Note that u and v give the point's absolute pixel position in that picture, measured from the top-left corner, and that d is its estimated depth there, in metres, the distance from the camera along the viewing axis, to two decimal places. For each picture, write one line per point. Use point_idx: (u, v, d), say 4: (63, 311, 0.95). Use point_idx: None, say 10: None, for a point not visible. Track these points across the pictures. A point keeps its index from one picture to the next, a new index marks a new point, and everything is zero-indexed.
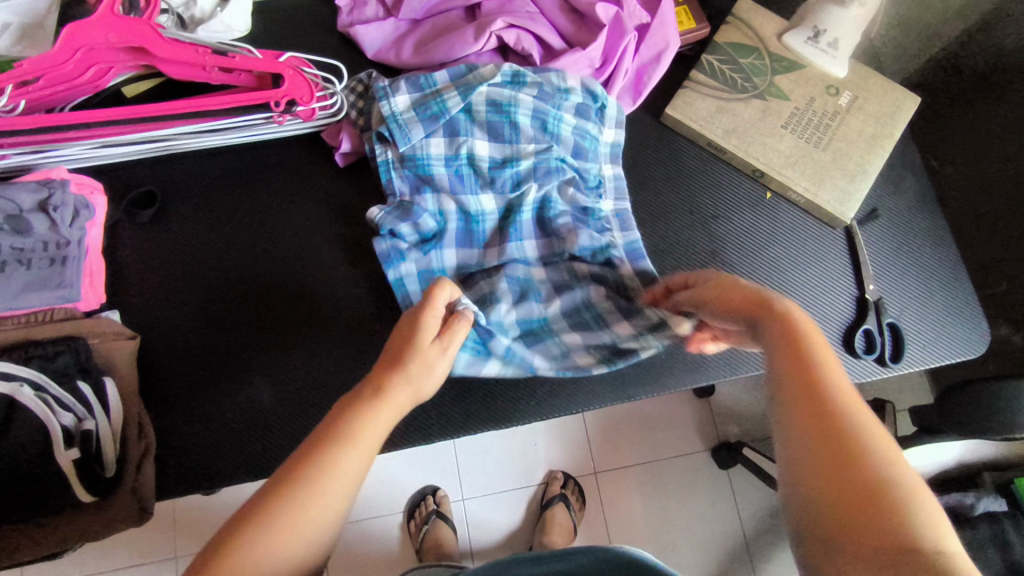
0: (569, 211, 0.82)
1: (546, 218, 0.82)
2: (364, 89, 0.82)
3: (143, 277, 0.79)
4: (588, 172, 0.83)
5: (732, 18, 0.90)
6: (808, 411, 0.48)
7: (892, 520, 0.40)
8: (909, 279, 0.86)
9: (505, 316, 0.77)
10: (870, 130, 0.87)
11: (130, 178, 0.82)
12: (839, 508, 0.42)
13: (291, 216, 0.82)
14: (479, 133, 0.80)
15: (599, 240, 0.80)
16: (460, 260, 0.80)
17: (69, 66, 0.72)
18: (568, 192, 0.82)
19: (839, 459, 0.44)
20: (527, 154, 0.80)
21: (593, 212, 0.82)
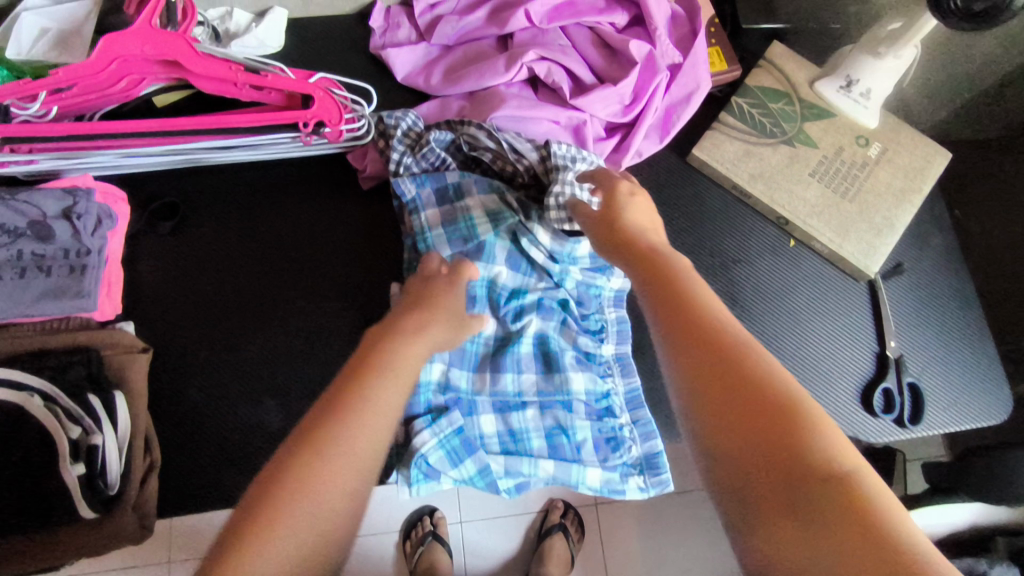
0: (571, 351, 0.80)
1: (550, 354, 0.79)
2: (384, 145, 0.80)
3: (161, 289, 0.78)
4: (590, 318, 0.82)
5: (764, 62, 0.90)
6: (694, 347, 0.50)
7: (791, 450, 0.43)
8: (931, 338, 0.84)
9: (486, 428, 0.78)
10: (899, 183, 0.85)
11: (154, 188, 0.82)
12: (744, 436, 0.45)
13: (312, 236, 0.82)
14: (501, 260, 0.79)
15: (599, 387, 0.79)
16: (452, 376, 0.78)
17: (103, 75, 0.72)
18: (570, 333, 0.80)
19: (728, 386, 0.47)
20: (536, 291, 0.80)
21: (595, 357, 0.80)
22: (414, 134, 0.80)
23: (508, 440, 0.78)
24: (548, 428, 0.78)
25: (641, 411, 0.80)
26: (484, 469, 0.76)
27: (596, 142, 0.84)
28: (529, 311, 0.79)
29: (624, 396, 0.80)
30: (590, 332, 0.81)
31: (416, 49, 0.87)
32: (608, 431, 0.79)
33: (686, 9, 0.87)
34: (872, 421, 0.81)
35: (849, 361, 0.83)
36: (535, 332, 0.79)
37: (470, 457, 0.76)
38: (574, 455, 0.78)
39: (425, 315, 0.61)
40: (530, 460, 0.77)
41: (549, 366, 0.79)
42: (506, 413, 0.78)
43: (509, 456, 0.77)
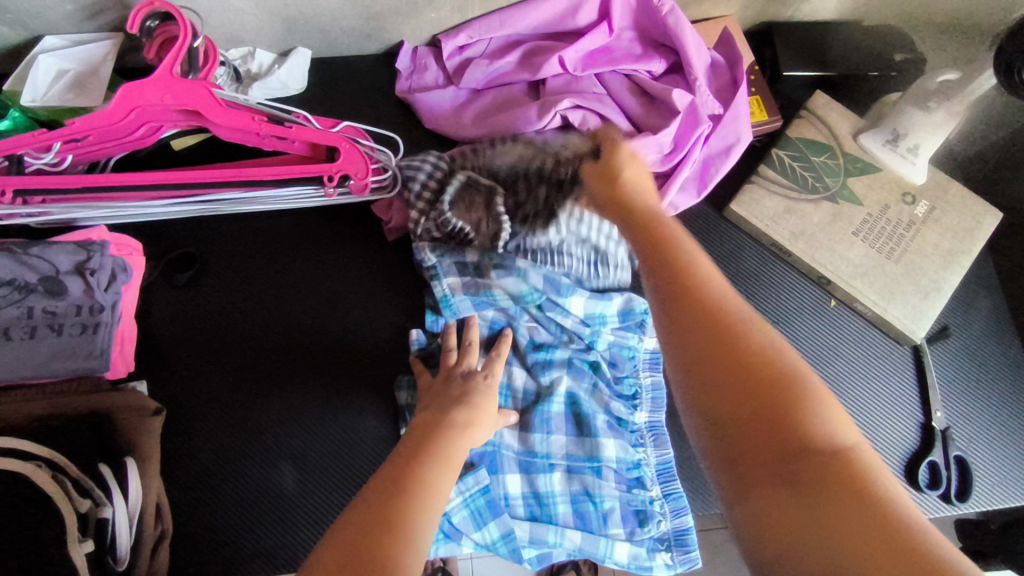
0: (604, 416, 0.76)
1: (582, 417, 0.76)
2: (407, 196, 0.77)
3: (176, 345, 0.75)
4: (624, 384, 0.78)
5: (805, 112, 0.86)
6: (683, 296, 0.46)
7: (788, 416, 0.40)
8: (978, 409, 0.80)
9: (512, 489, 0.74)
10: (948, 244, 0.81)
11: (170, 237, 0.78)
12: (740, 399, 0.42)
13: (334, 290, 0.79)
14: (529, 320, 0.77)
15: (630, 457, 0.75)
16: None
17: (121, 124, 0.70)
18: (602, 395, 0.77)
19: (718, 339, 0.44)
20: (567, 348, 0.77)
21: (627, 423, 0.77)
22: (424, 192, 0.76)
23: (534, 504, 0.74)
24: (575, 497, 0.74)
25: (674, 483, 0.76)
26: (509, 534, 0.72)
27: None
28: (558, 367, 0.76)
29: (655, 467, 0.76)
30: (622, 397, 0.78)
31: (442, 93, 0.84)
32: (637, 504, 0.74)
33: (726, 57, 0.84)
34: (917, 496, 0.77)
35: (891, 432, 0.79)
36: (565, 391, 0.76)
37: (495, 521, 0.72)
38: (603, 524, 0.73)
39: (473, 409, 0.63)
40: (557, 529, 0.72)
41: (581, 428, 0.75)
42: (532, 474, 0.74)
43: (535, 523, 0.73)
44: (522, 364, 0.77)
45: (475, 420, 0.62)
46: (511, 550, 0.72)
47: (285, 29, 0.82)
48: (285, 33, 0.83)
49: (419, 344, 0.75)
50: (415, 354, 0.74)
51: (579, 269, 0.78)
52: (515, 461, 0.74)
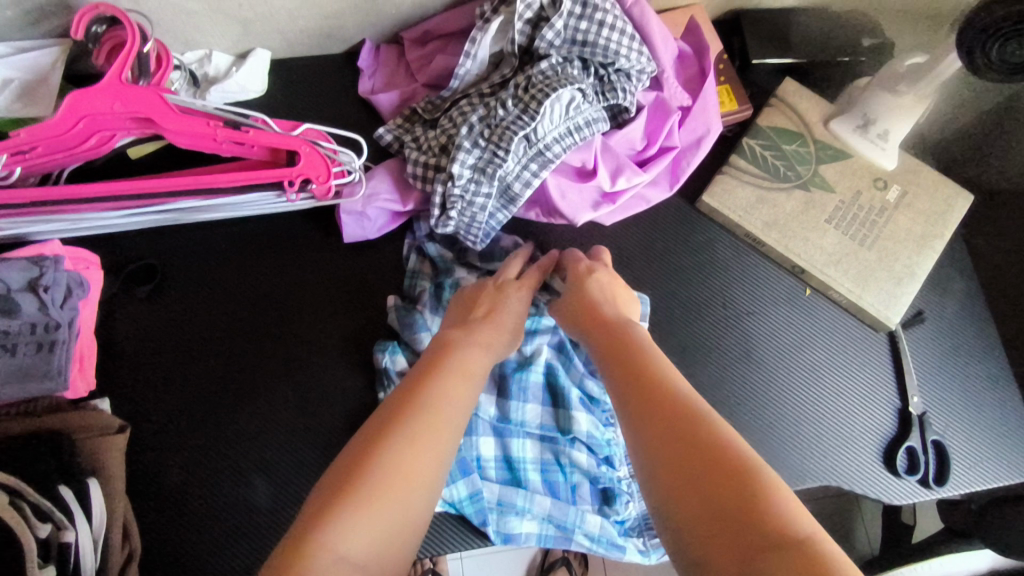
0: (578, 393, 0.74)
1: (558, 388, 0.74)
2: (398, 145, 0.79)
3: (139, 359, 0.73)
4: None
5: (775, 100, 0.85)
6: (652, 413, 0.52)
7: (754, 513, 0.43)
8: (954, 391, 0.80)
9: (484, 450, 0.72)
10: (920, 229, 0.81)
11: (127, 249, 0.76)
12: (710, 500, 0.44)
13: (302, 296, 0.76)
14: None
15: (601, 436, 0.73)
16: None
17: (70, 135, 0.68)
18: (578, 374, 0.75)
19: (683, 445, 0.48)
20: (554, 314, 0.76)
21: (600, 401, 0.75)
22: (429, 158, 0.74)
23: (505, 469, 0.72)
24: (546, 475, 0.72)
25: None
26: (477, 494, 0.69)
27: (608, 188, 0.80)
28: (541, 330, 0.75)
29: (624, 447, 0.75)
30: (596, 374, 0.76)
31: (407, 93, 0.83)
32: (604, 482, 0.73)
33: (693, 46, 0.83)
34: (895, 482, 0.77)
35: (870, 419, 0.79)
36: (544, 361, 0.75)
37: (461, 483, 0.69)
38: (573, 495, 0.72)
39: (507, 324, 0.65)
40: (526, 493, 0.71)
41: (555, 400, 0.74)
42: (507, 438, 0.72)
43: (506, 487, 0.71)
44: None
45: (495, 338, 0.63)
46: (478, 510, 0.69)
47: (242, 30, 0.80)
48: (242, 34, 0.81)
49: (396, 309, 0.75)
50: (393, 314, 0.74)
51: (596, 114, 0.75)
52: (490, 429, 0.72)
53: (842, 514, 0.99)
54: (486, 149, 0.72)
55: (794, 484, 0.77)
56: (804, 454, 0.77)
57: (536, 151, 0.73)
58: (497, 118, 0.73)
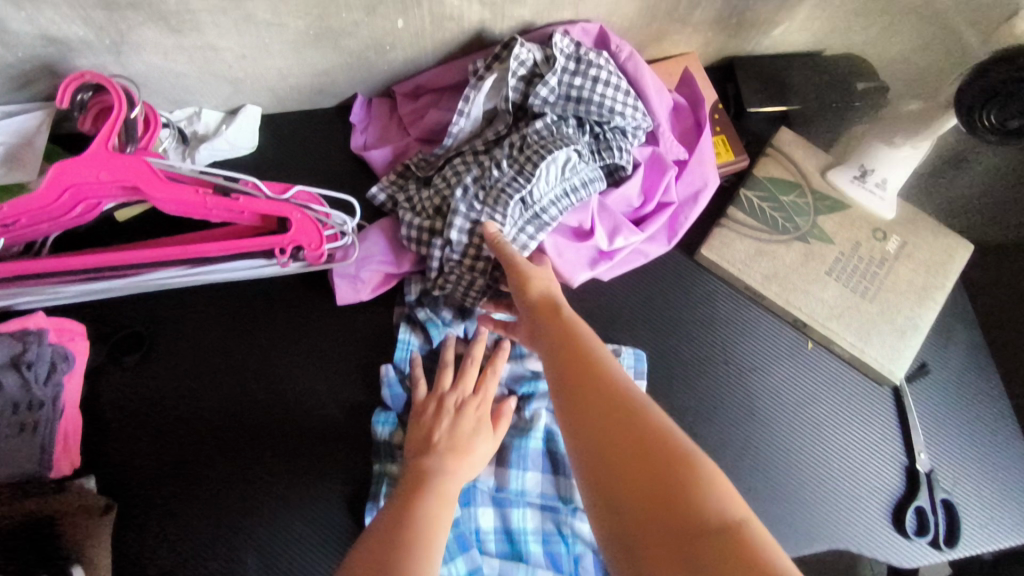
0: None
1: (558, 455, 0.72)
2: (393, 203, 0.78)
3: (125, 433, 0.70)
4: None
5: (772, 150, 0.85)
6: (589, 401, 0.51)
7: (688, 503, 0.42)
8: (960, 446, 0.79)
9: (484, 522, 0.70)
10: (921, 280, 0.80)
11: (113, 317, 0.73)
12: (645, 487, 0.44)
13: (295, 362, 0.74)
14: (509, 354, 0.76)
15: None
16: None
17: (54, 205, 0.66)
18: None
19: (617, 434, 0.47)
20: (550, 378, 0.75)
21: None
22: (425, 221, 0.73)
23: (506, 542, 0.70)
24: (549, 548, 0.70)
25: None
26: (476, 570, 0.68)
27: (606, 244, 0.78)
28: (539, 396, 0.74)
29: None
30: None
31: (401, 148, 0.82)
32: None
33: (688, 98, 0.82)
34: (905, 544, 0.75)
35: (876, 478, 0.77)
36: (543, 428, 0.73)
37: (462, 560, 0.68)
38: (577, 567, 0.70)
39: (473, 439, 0.68)
40: (528, 567, 0.69)
41: (556, 467, 0.72)
42: (507, 509, 0.71)
43: (507, 562, 0.69)
44: (502, 394, 0.75)
45: (462, 464, 0.66)
46: None
47: (232, 89, 0.79)
48: (232, 93, 0.80)
49: (389, 382, 0.74)
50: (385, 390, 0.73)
51: (592, 173, 0.74)
52: (490, 500, 0.71)
53: None
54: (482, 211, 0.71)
55: (802, 547, 0.75)
56: (811, 518, 0.76)
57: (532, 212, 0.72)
58: (491, 179, 0.72)
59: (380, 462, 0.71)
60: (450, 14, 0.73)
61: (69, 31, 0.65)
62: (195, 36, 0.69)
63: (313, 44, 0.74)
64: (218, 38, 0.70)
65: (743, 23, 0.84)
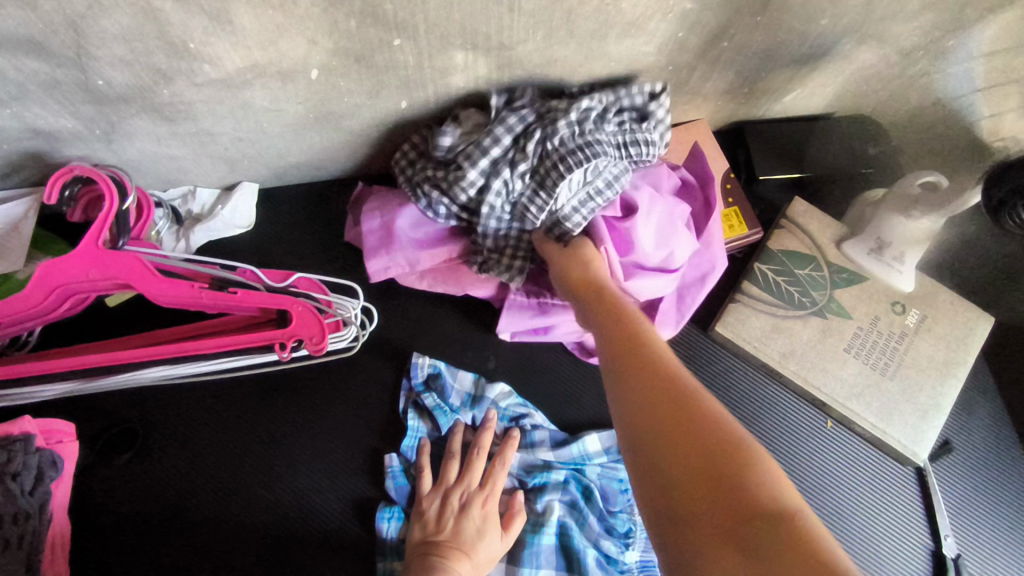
0: (594, 554, 0.69)
1: (571, 551, 0.69)
2: (408, 170, 0.72)
3: (116, 539, 0.67)
4: (615, 518, 0.71)
5: (786, 221, 0.82)
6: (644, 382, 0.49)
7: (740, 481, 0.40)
8: (990, 525, 0.76)
9: None
10: (942, 355, 0.78)
11: (103, 411, 0.70)
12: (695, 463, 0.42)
13: (295, 457, 0.71)
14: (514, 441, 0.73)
15: None
16: None
17: (41, 303, 0.63)
18: (592, 531, 0.70)
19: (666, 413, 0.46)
20: (562, 468, 0.71)
21: (617, 562, 0.70)
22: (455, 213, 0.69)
23: None
24: None
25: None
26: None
27: (633, 270, 0.68)
28: (550, 488, 0.71)
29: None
30: (611, 530, 0.71)
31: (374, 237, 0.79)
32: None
33: (697, 175, 0.78)
34: None
35: (902, 563, 0.74)
36: (555, 523, 0.69)
37: None
38: None
39: (477, 538, 0.65)
40: None
41: (569, 563, 0.68)
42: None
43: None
44: (512, 484, 0.72)
45: (468, 564, 0.63)
46: None
47: (228, 168, 0.76)
48: (228, 171, 0.77)
49: (393, 474, 0.70)
50: (388, 483, 0.69)
51: (618, 169, 0.64)
52: None
53: None
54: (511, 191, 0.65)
55: None
56: None
57: (557, 219, 0.66)
58: (513, 192, 0.65)
59: (384, 561, 0.67)
60: (454, 94, 0.71)
61: (58, 124, 0.62)
62: (189, 123, 0.66)
63: (313, 126, 0.71)
64: (213, 123, 0.67)
65: (753, 91, 0.82)
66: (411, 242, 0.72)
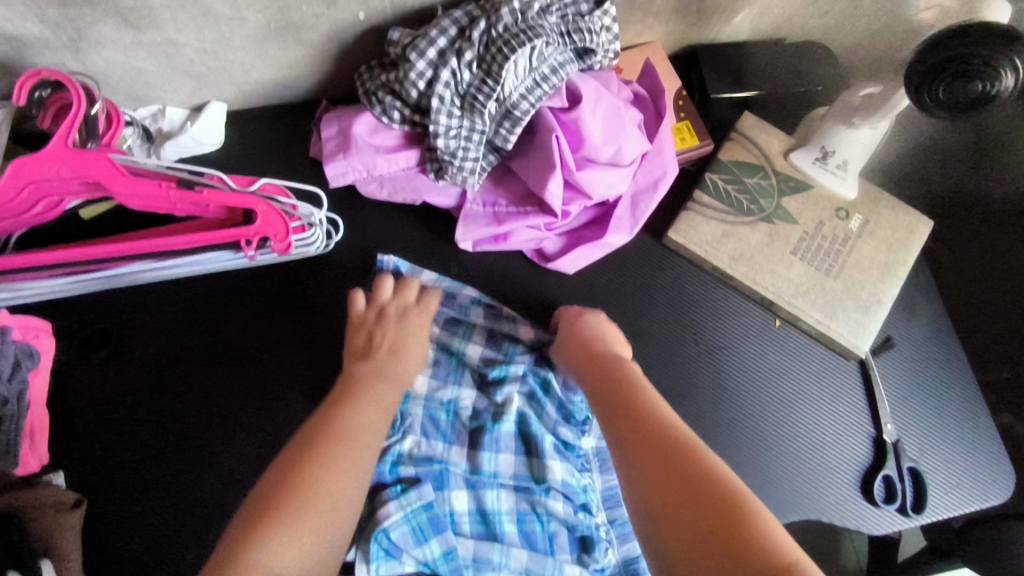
0: (552, 438, 0.74)
1: (530, 435, 0.73)
2: (367, 80, 0.77)
3: (98, 428, 0.71)
4: (575, 407, 0.76)
5: (735, 134, 0.86)
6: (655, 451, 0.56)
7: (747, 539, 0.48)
8: (926, 415, 0.81)
9: (458, 503, 0.70)
10: (884, 257, 0.82)
11: (80, 314, 0.73)
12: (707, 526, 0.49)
13: (267, 356, 0.75)
14: (479, 339, 0.77)
15: (577, 482, 0.73)
16: (427, 450, 0.72)
17: (15, 202, 0.66)
18: (551, 419, 0.75)
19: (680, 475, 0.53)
20: (522, 362, 0.76)
21: (575, 447, 0.75)
22: (408, 114, 0.74)
23: (479, 522, 0.71)
24: (523, 534, 0.70)
25: (618, 510, 0.75)
26: (451, 552, 0.67)
27: (581, 167, 0.74)
28: (511, 380, 0.74)
29: (601, 493, 0.75)
30: (570, 421, 0.76)
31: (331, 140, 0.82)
32: (582, 529, 0.71)
33: (649, 89, 0.82)
34: (873, 511, 0.77)
35: (845, 449, 0.79)
36: (516, 413, 0.73)
37: (442, 534, 0.67)
38: (549, 543, 0.70)
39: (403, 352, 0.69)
40: (501, 547, 0.68)
41: (528, 449, 0.73)
42: (479, 492, 0.71)
43: (481, 543, 0.69)
44: (476, 379, 0.76)
45: (404, 370, 0.68)
46: (453, 570, 0.67)
47: (195, 85, 0.79)
48: (196, 88, 0.79)
49: None
50: None
51: (562, 58, 0.71)
52: (464, 483, 0.71)
53: None
54: (463, 85, 0.70)
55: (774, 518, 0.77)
56: (778, 489, 0.78)
57: (505, 111, 0.72)
58: (462, 83, 0.70)
59: None
60: (411, 5, 0.73)
61: (24, 28, 0.64)
62: (153, 32, 0.69)
63: (275, 38, 0.74)
64: (178, 33, 0.70)
65: (704, 10, 0.86)
66: (368, 148, 0.76)
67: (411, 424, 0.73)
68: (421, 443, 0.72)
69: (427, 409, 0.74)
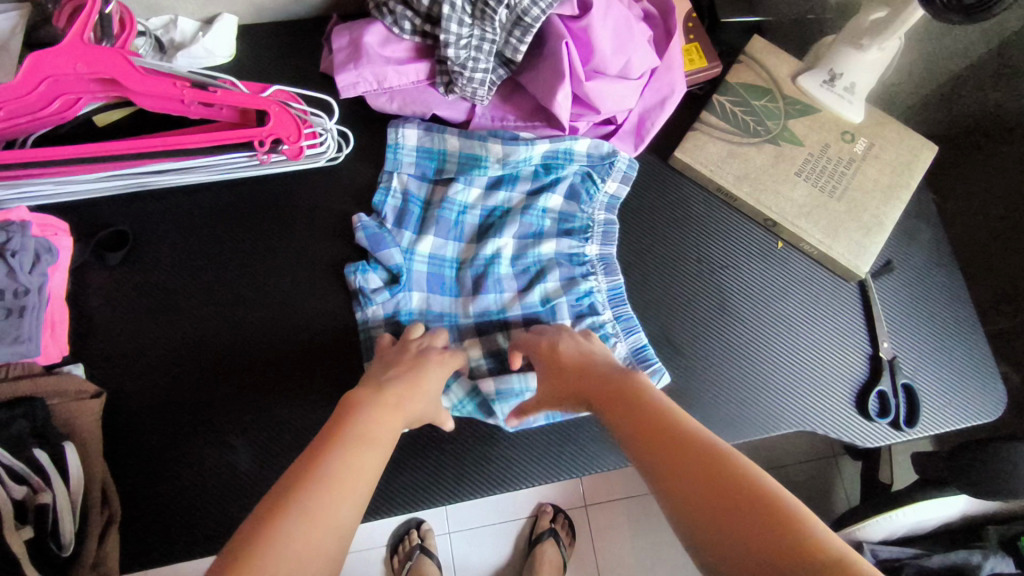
0: (557, 259, 0.80)
1: (533, 276, 0.80)
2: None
3: (114, 326, 0.73)
4: (576, 217, 0.81)
5: (744, 57, 0.86)
6: (670, 457, 0.54)
7: (786, 535, 0.44)
8: (921, 337, 0.83)
9: (473, 349, 0.78)
10: (887, 179, 0.83)
11: (97, 217, 0.76)
12: (738, 526, 0.46)
13: (277, 263, 0.77)
14: (478, 181, 0.80)
15: (582, 293, 0.79)
16: (432, 300, 0.78)
17: (32, 98, 0.66)
18: (553, 242, 0.80)
19: (702, 475, 0.51)
20: (520, 205, 0.81)
21: (578, 256, 0.81)
22: (419, 23, 0.74)
23: (495, 360, 0.78)
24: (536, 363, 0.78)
25: (624, 307, 0.79)
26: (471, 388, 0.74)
27: (590, 79, 0.75)
28: (510, 222, 0.79)
29: (606, 293, 0.80)
30: (570, 235, 0.81)
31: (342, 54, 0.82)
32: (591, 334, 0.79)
33: (659, 6, 0.81)
34: (867, 426, 0.80)
35: (842, 366, 0.81)
36: (511, 253, 0.80)
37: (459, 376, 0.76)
38: None
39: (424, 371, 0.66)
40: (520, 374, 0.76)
41: (532, 280, 0.79)
42: (491, 333, 0.78)
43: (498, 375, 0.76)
44: (475, 227, 0.81)
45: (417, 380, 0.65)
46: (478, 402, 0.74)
47: None
48: None
49: (363, 228, 0.77)
50: (361, 238, 0.76)
51: None
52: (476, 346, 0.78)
53: (821, 480, 1.11)
54: None
55: (770, 431, 0.80)
56: (775, 403, 0.80)
57: (516, 19, 0.71)
58: None
59: (361, 310, 0.75)
60: None
61: None
62: None
63: None
64: None
65: None
66: (379, 58, 0.76)
67: (416, 280, 0.78)
68: (428, 296, 0.78)
69: (431, 265, 0.79)
